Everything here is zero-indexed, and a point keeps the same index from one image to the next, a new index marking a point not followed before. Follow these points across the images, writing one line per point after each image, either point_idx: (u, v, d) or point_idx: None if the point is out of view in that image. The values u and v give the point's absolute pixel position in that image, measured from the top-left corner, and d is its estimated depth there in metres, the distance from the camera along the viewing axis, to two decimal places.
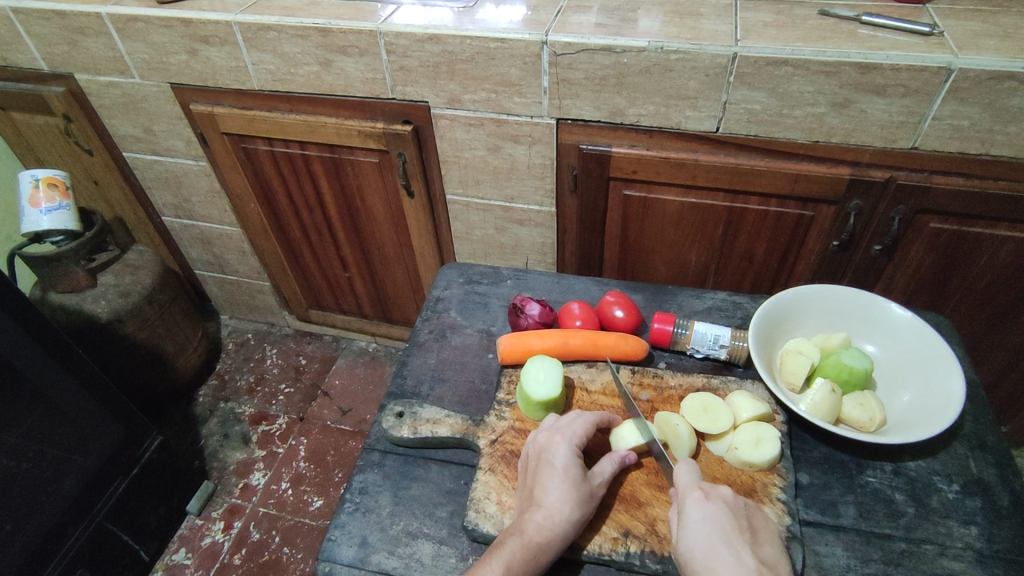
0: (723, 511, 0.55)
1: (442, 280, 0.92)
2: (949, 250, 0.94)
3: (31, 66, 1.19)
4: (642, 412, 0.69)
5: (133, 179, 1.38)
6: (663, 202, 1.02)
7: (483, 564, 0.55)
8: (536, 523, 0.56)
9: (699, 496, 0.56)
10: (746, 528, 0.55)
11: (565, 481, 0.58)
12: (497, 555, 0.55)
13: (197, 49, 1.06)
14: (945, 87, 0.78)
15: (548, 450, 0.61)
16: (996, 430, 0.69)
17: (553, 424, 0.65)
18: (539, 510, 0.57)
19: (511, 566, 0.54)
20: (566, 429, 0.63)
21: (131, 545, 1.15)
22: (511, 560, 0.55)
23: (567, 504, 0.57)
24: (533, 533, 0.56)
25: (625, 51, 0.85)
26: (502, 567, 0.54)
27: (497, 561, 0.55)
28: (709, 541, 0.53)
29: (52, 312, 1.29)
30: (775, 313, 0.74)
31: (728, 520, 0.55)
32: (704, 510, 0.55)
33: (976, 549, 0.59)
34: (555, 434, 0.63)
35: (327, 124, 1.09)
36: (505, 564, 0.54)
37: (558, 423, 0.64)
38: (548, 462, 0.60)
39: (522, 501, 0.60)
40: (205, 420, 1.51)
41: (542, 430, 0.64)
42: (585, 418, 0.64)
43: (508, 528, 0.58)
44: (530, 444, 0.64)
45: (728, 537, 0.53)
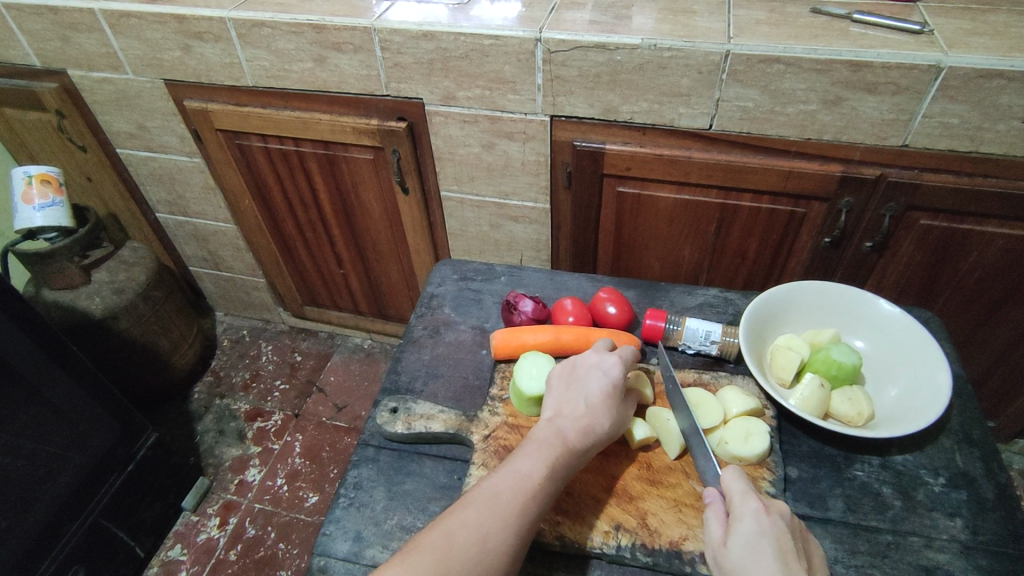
0: (781, 529, 0.53)
1: (436, 277, 0.92)
2: (939, 247, 0.95)
3: (24, 61, 1.18)
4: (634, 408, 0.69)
5: (127, 175, 1.38)
6: (657, 199, 1.03)
7: (528, 454, 0.58)
8: (580, 428, 0.60)
9: (757, 507, 0.54)
10: (802, 552, 0.53)
11: (612, 394, 0.63)
12: (541, 452, 0.58)
13: (191, 46, 1.06)
14: (935, 85, 0.79)
15: (599, 366, 0.65)
16: (982, 423, 0.70)
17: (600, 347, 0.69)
18: (584, 415, 0.61)
19: (554, 465, 0.58)
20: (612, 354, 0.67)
21: (126, 541, 1.15)
22: (552, 455, 0.58)
23: (609, 417, 0.62)
24: (575, 438, 0.60)
25: (618, 48, 0.86)
26: (543, 464, 0.57)
27: (541, 455, 0.58)
28: (764, 554, 0.51)
29: (46, 308, 1.29)
30: (765, 308, 0.75)
31: (786, 540, 0.52)
32: (762, 522, 0.53)
33: (961, 540, 0.60)
34: (606, 355, 0.67)
35: (321, 120, 1.10)
36: (548, 461, 0.58)
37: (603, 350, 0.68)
38: (597, 377, 0.64)
39: (560, 400, 0.64)
40: (200, 416, 1.51)
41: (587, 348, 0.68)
42: (628, 349, 0.68)
43: (548, 425, 0.61)
44: (578, 358, 0.67)
45: (785, 557, 0.51)
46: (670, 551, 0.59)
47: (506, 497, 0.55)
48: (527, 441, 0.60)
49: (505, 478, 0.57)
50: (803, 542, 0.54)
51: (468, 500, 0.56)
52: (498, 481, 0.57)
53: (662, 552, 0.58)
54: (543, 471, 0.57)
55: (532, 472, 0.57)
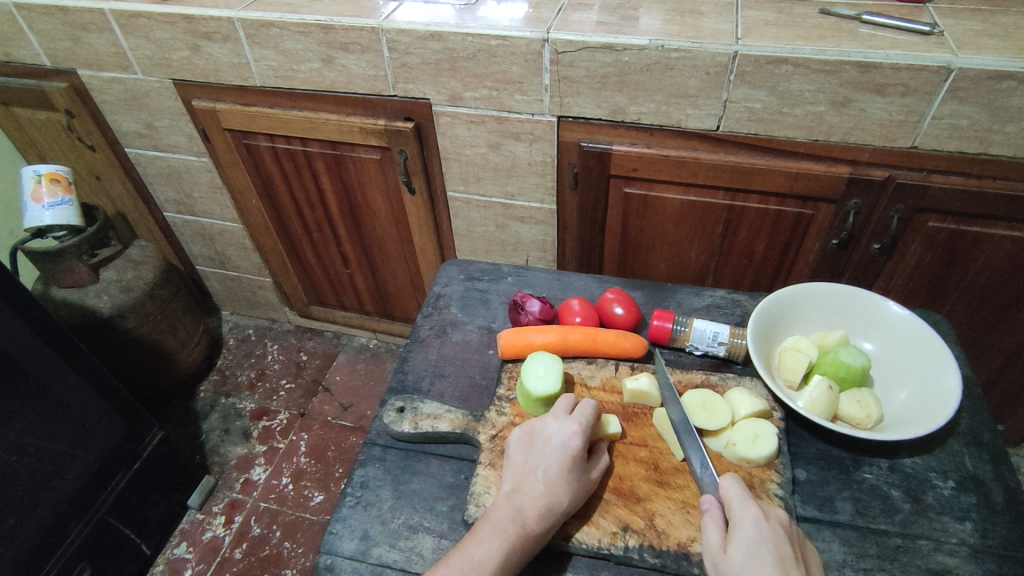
0: (780, 536, 0.54)
1: (443, 277, 0.92)
2: (948, 249, 0.94)
3: (34, 62, 1.19)
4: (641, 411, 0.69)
5: (135, 174, 1.39)
6: (663, 200, 1.03)
7: (481, 540, 0.56)
8: (536, 508, 0.58)
9: (756, 513, 0.56)
10: (800, 557, 0.54)
11: (569, 470, 0.60)
12: (496, 537, 0.56)
13: (200, 46, 1.06)
14: (944, 86, 0.78)
15: (557, 437, 0.62)
16: (992, 427, 0.69)
17: (562, 408, 0.65)
18: (543, 494, 0.58)
19: (509, 551, 0.56)
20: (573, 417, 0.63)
21: (132, 538, 1.15)
22: (508, 542, 0.56)
23: (566, 495, 0.59)
24: (531, 520, 0.57)
25: (625, 49, 0.86)
26: (499, 552, 0.56)
27: (495, 542, 0.56)
28: (764, 559, 0.52)
29: (54, 307, 1.30)
30: (774, 310, 0.75)
31: (785, 546, 0.54)
32: (762, 528, 0.54)
33: (971, 544, 0.59)
34: (566, 422, 0.63)
35: (329, 121, 1.10)
36: (502, 549, 0.56)
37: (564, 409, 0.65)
38: (555, 449, 0.61)
39: (519, 476, 0.61)
40: (206, 415, 1.52)
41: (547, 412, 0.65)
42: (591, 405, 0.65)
43: (505, 504, 0.59)
44: (537, 424, 0.64)
45: (785, 563, 0.52)
46: (678, 552, 0.59)
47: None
48: (483, 522, 0.58)
49: (456, 565, 0.55)
50: (799, 548, 0.55)
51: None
52: (449, 570, 0.55)
53: (670, 553, 0.58)
54: (496, 561, 0.55)
55: (485, 562, 0.55)
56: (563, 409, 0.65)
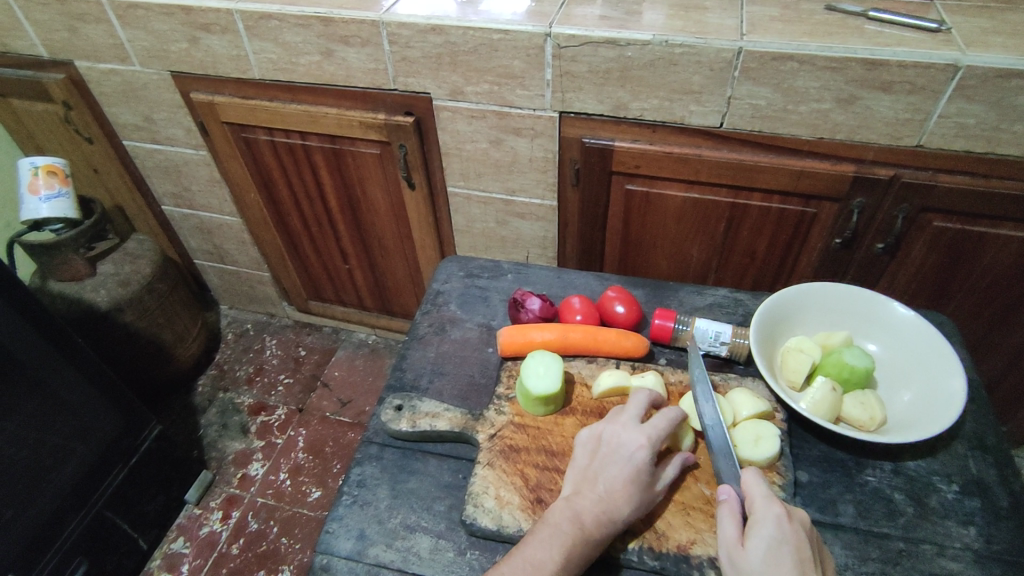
0: (801, 538, 0.52)
1: (442, 274, 0.91)
2: (952, 249, 0.93)
3: (31, 52, 1.18)
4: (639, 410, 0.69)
5: (133, 167, 1.38)
6: (665, 197, 1.02)
7: (539, 541, 0.56)
8: (597, 516, 0.56)
9: (780, 513, 0.54)
10: (817, 560, 0.53)
11: (635, 480, 0.58)
12: (556, 540, 0.55)
13: (198, 38, 1.05)
14: (952, 84, 0.77)
15: (624, 448, 0.60)
16: (996, 429, 0.69)
17: (628, 412, 0.63)
18: (604, 502, 0.57)
19: (568, 554, 0.55)
20: (648, 429, 0.61)
21: (129, 533, 1.15)
22: (567, 546, 0.55)
23: (628, 505, 0.57)
24: (593, 524, 0.56)
25: (629, 45, 0.85)
26: (556, 554, 0.55)
27: (554, 545, 0.55)
28: (784, 561, 0.51)
29: (52, 300, 1.29)
30: (777, 310, 0.74)
31: (805, 548, 0.52)
32: (784, 529, 0.52)
33: (974, 549, 0.59)
34: (636, 432, 0.61)
35: (328, 114, 1.09)
36: (562, 551, 0.55)
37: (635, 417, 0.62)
38: (624, 458, 0.59)
39: (582, 480, 0.60)
40: (204, 410, 1.51)
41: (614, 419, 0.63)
42: (668, 415, 0.62)
43: (565, 506, 0.58)
44: (604, 429, 0.62)
45: (805, 568, 0.51)
46: (678, 555, 0.58)
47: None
48: (542, 523, 0.58)
49: (518, 566, 0.55)
50: (816, 549, 0.54)
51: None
52: (510, 569, 0.55)
53: (669, 556, 0.58)
54: (557, 561, 0.54)
55: (546, 562, 0.54)
56: (634, 417, 0.63)
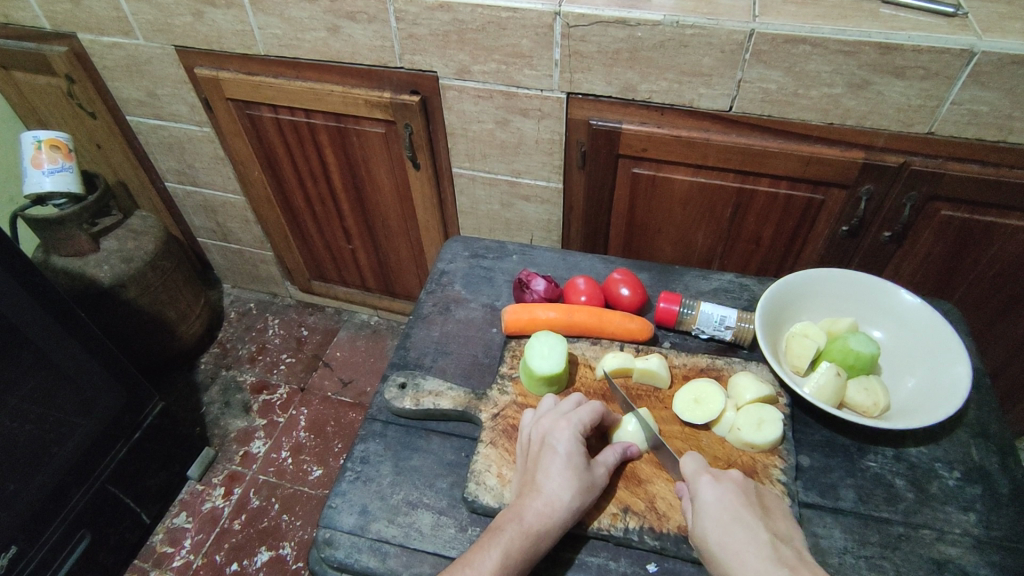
0: (734, 495, 0.56)
1: (447, 254, 0.91)
2: (960, 238, 0.93)
3: (34, 24, 1.17)
4: (642, 393, 0.69)
5: (136, 143, 1.37)
6: (672, 181, 1.01)
7: (483, 545, 0.54)
8: (536, 510, 0.56)
9: (709, 479, 0.57)
10: (758, 508, 0.56)
11: (567, 468, 0.58)
12: (495, 543, 0.54)
13: (202, 11, 1.04)
14: (966, 70, 0.76)
15: (552, 437, 0.60)
16: (999, 418, 0.68)
17: (551, 407, 0.64)
18: (541, 494, 0.56)
19: (509, 554, 0.53)
20: (571, 414, 0.62)
21: (132, 508, 1.16)
22: (510, 546, 0.54)
23: (567, 491, 0.56)
24: (532, 521, 0.55)
25: (639, 25, 0.83)
26: (500, 554, 0.53)
27: (496, 547, 0.54)
28: (724, 521, 0.54)
29: (55, 276, 1.29)
30: (783, 294, 0.74)
31: (741, 503, 0.55)
32: (716, 492, 0.56)
33: (974, 535, 0.59)
34: (560, 420, 0.61)
35: (333, 92, 1.08)
36: (503, 552, 0.53)
37: (562, 408, 0.63)
38: (551, 448, 0.59)
39: (521, 483, 0.59)
40: (206, 388, 1.52)
41: (537, 416, 0.63)
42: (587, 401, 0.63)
43: (506, 511, 0.57)
44: (530, 426, 0.63)
45: (742, 520, 0.54)
46: (678, 535, 0.58)
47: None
48: (488, 531, 0.56)
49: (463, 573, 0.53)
50: (759, 499, 0.57)
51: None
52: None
53: (670, 536, 0.58)
54: (501, 564, 0.53)
55: (493, 565, 0.53)
56: (560, 410, 0.63)
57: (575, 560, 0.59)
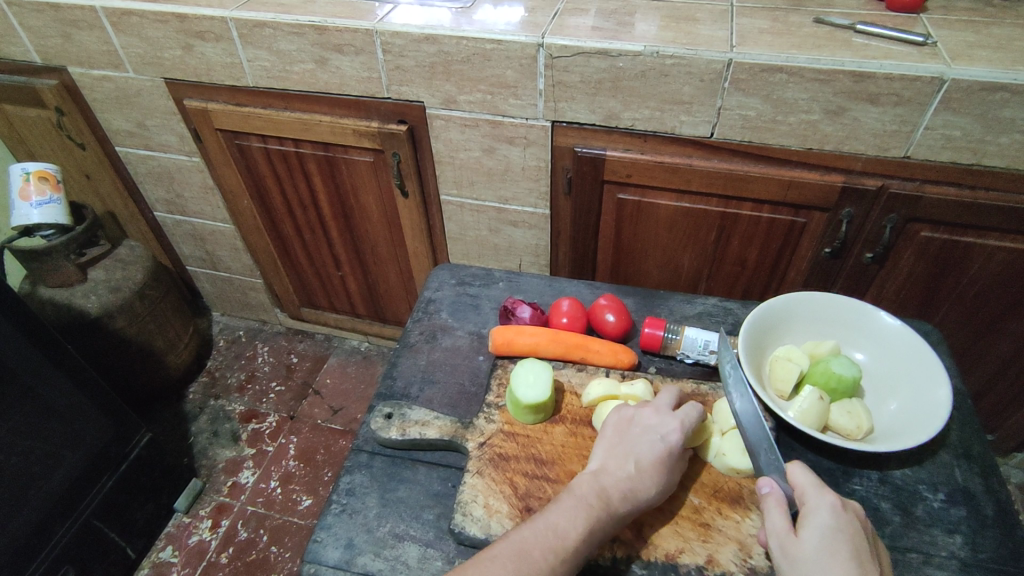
0: (855, 529, 0.54)
1: (434, 281, 0.91)
2: (939, 258, 0.94)
3: (25, 58, 1.18)
4: None
5: (126, 173, 1.37)
6: (656, 206, 1.03)
7: (566, 511, 0.56)
8: (622, 491, 0.58)
9: (833, 502, 0.55)
10: (872, 551, 0.54)
11: (662, 462, 0.59)
12: (579, 514, 0.56)
13: (192, 45, 1.05)
14: (937, 97, 0.78)
15: (656, 430, 0.61)
16: (982, 438, 0.69)
17: (659, 401, 0.64)
18: (631, 477, 0.58)
19: (591, 528, 0.55)
20: (682, 416, 0.62)
21: (117, 542, 1.14)
22: (592, 522, 0.56)
23: (654, 485, 0.58)
24: (617, 500, 0.57)
25: (620, 55, 0.85)
26: (582, 528, 0.55)
27: (575, 519, 0.55)
28: (839, 551, 0.52)
29: (42, 307, 1.28)
30: (766, 318, 0.74)
31: (859, 538, 0.53)
32: (840, 519, 0.54)
33: (960, 557, 0.59)
34: (668, 418, 0.62)
35: (322, 122, 1.09)
36: (585, 525, 0.55)
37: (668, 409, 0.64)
38: (657, 439, 0.60)
39: (607, 455, 0.61)
40: (194, 417, 1.50)
41: (644, 404, 0.64)
42: (698, 408, 0.64)
43: (591, 480, 0.59)
44: (633, 412, 0.63)
45: (860, 558, 0.52)
46: (666, 564, 0.58)
47: (535, 554, 0.54)
48: (567, 497, 0.58)
49: (539, 531, 0.55)
50: (871, 539, 0.55)
51: (502, 544, 0.55)
52: (531, 533, 0.56)
53: (658, 565, 0.58)
54: (579, 533, 0.55)
55: (569, 532, 0.55)
56: (667, 405, 0.64)
57: None
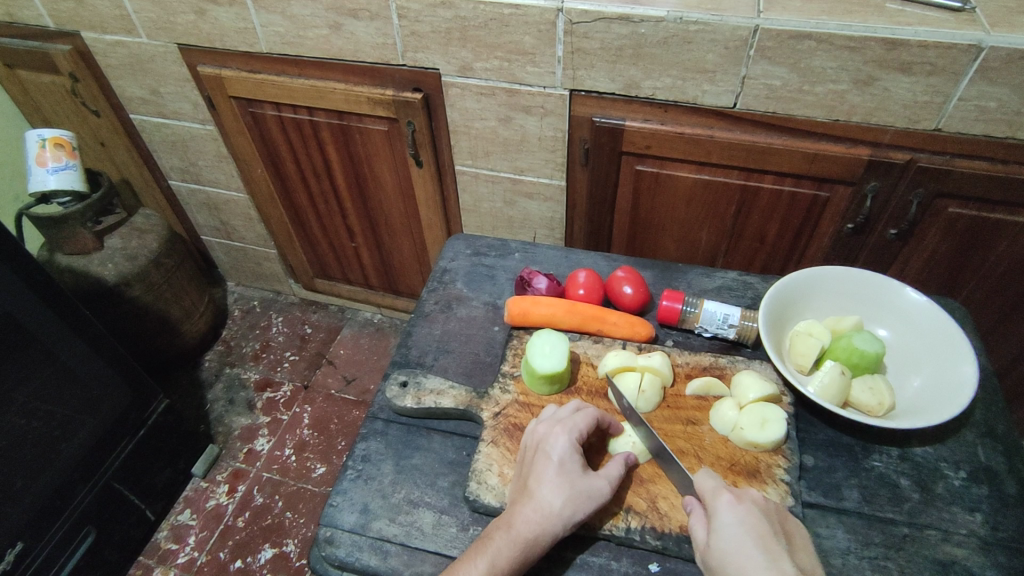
0: (756, 516, 0.53)
1: (449, 251, 0.91)
2: (967, 235, 0.92)
3: (38, 23, 1.17)
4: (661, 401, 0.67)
5: (140, 141, 1.37)
6: (676, 178, 1.00)
7: (470, 555, 0.55)
8: (526, 518, 0.55)
9: (729, 499, 0.54)
10: (781, 534, 0.53)
11: (559, 474, 0.57)
12: (484, 551, 0.54)
13: (205, 9, 1.04)
14: (974, 66, 0.75)
15: (545, 442, 0.60)
16: (1006, 418, 0.68)
17: (549, 414, 0.63)
18: (531, 502, 0.56)
19: (497, 562, 0.53)
20: (566, 420, 0.61)
21: (136, 504, 1.16)
22: (498, 555, 0.54)
23: (559, 499, 0.56)
24: (520, 528, 0.55)
25: (642, 21, 0.83)
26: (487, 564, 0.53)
27: (482, 557, 0.54)
28: (745, 545, 0.51)
29: (60, 274, 1.29)
30: (788, 292, 0.73)
31: (763, 526, 0.52)
32: (738, 511, 0.53)
33: (980, 536, 0.58)
34: (554, 426, 0.61)
35: (336, 90, 1.07)
36: (491, 561, 0.53)
37: (558, 415, 0.62)
38: (546, 455, 0.58)
39: (516, 489, 0.59)
40: (210, 385, 1.52)
41: (537, 422, 0.63)
42: (586, 410, 0.62)
43: (500, 519, 0.57)
44: (527, 433, 0.62)
45: (764, 542, 0.51)
46: (680, 535, 0.58)
47: None
48: (482, 541, 0.55)
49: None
50: (779, 523, 0.54)
51: None
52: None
53: (673, 537, 0.58)
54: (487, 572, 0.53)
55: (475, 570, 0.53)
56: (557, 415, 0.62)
57: (577, 559, 0.59)
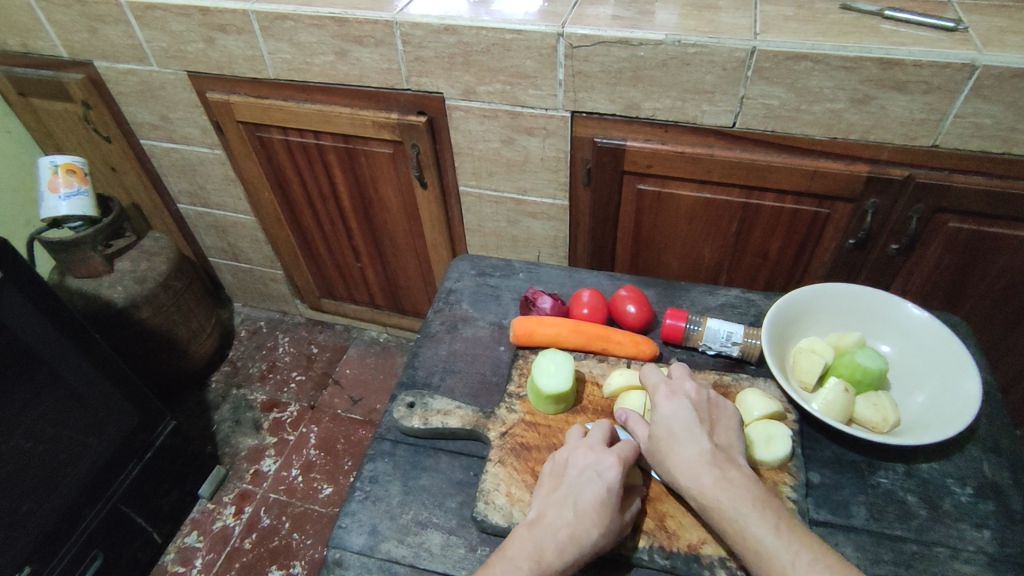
0: (686, 405, 0.62)
1: (454, 272, 0.92)
2: (967, 250, 0.93)
3: (52, 53, 1.20)
4: None
5: (149, 165, 1.39)
6: (677, 197, 1.02)
7: None
8: (558, 546, 0.55)
9: (666, 393, 0.63)
10: (708, 420, 0.61)
11: (603, 505, 0.56)
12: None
13: (214, 38, 1.06)
14: (968, 84, 0.77)
15: (592, 468, 0.59)
16: (1011, 433, 0.68)
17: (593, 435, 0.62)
18: (568, 526, 0.56)
19: None
20: (615, 448, 0.60)
21: (144, 527, 1.16)
22: None
23: (596, 531, 0.55)
24: (550, 557, 0.54)
25: (642, 44, 0.85)
26: None
27: None
28: (676, 428, 0.60)
29: (70, 297, 1.31)
30: (790, 310, 0.74)
31: (689, 413, 0.61)
32: (672, 403, 0.62)
33: (987, 552, 0.58)
34: (603, 453, 0.60)
35: (342, 114, 1.10)
36: None
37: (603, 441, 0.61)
38: (592, 481, 0.58)
39: (546, 505, 0.59)
40: (217, 406, 1.53)
41: (580, 444, 0.62)
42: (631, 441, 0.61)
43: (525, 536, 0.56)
44: (568, 453, 0.61)
45: (691, 428, 0.60)
46: (688, 554, 0.58)
47: None
48: (500, 555, 0.56)
49: None
50: (709, 410, 0.62)
51: None
52: None
53: (681, 556, 0.58)
54: None
55: None
56: (600, 441, 0.61)
57: None
